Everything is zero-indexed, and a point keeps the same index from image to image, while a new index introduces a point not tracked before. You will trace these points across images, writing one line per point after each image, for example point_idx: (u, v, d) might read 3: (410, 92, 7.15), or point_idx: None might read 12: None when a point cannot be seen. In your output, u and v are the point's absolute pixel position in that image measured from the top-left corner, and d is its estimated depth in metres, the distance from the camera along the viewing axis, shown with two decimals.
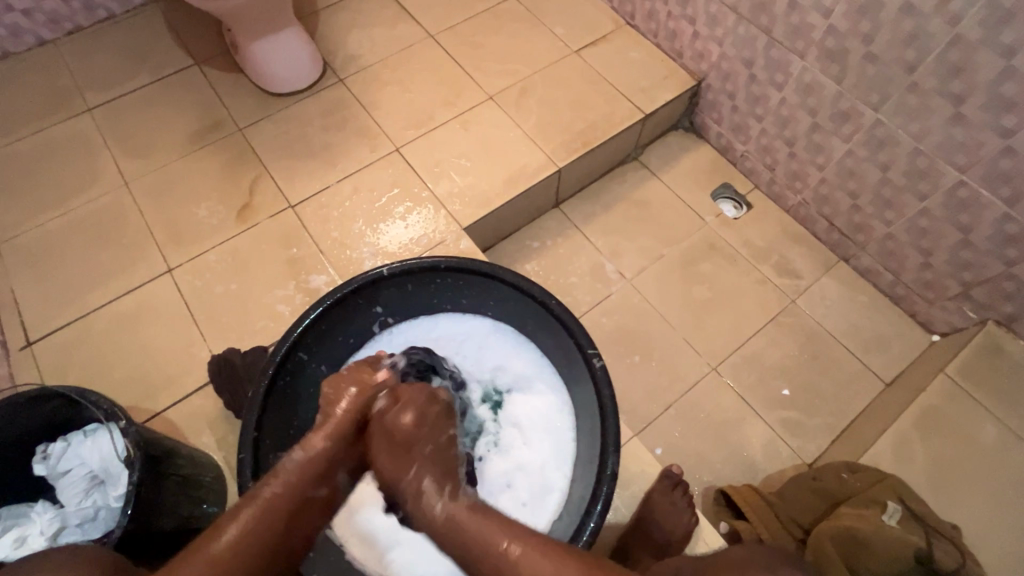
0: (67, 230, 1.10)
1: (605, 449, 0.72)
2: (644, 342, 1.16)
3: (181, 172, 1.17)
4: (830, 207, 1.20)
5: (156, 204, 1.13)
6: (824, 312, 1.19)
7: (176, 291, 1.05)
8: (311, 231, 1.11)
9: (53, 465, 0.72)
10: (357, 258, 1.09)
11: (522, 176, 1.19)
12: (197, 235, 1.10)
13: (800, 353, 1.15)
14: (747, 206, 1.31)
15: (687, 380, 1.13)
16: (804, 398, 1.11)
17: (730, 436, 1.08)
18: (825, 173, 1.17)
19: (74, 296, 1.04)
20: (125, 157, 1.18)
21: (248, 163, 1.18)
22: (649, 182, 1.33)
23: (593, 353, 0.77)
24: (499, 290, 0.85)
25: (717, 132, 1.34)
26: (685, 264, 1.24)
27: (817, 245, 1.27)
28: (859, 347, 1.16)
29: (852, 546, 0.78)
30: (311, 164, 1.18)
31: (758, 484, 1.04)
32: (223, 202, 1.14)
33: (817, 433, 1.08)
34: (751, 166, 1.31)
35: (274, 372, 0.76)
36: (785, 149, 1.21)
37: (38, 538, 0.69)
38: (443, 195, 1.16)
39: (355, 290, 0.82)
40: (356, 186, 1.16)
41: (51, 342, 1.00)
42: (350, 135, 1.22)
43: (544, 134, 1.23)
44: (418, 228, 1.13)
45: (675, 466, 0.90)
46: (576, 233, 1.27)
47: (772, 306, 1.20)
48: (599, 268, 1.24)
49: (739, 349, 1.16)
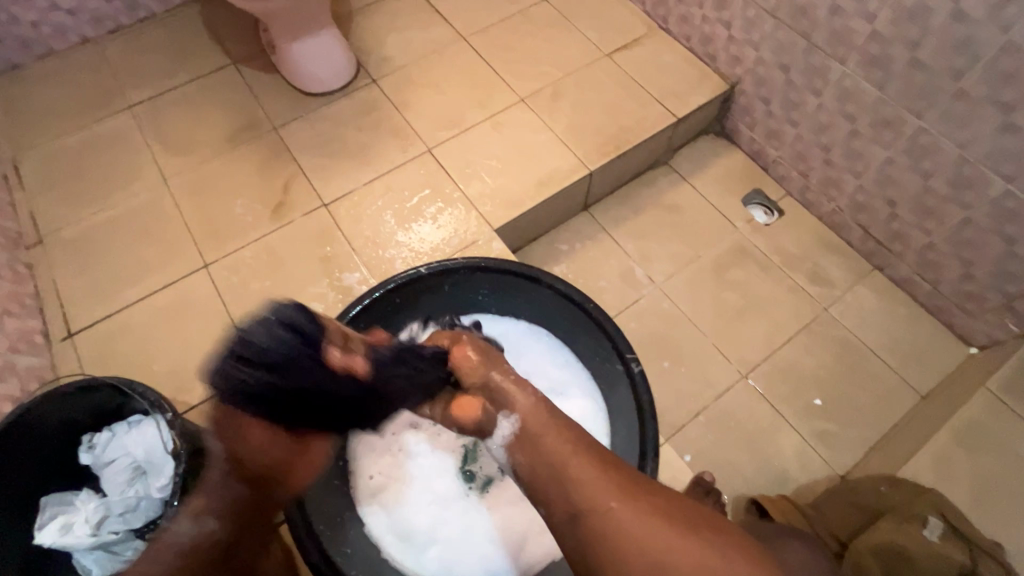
0: (109, 224, 1.12)
1: (645, 454, 0.73)
2: (673, 348, 1.15)
3: (219, 168, 1.19)
4: (866, 214, 1.18)
5: (193, 200, 1.15)
6: (858, 322, 1.17)
7: (211, 286, 1.07)
8: (345, 230, 1.13)
9: (99, 454, 0.74)
10: (389, 258, 1.10)
11: (553, 179, 1.19)
12: (233, 231, 1.12)
13: (833, 363, 1.14)
14: (779, 212, 1.30)
15: (718, 387, 1.12)
16: (836, 409, 1.10)
17: (761, 444, 1.07)
18: (862, 181, 1.15)
19: (113, 289, 1.06)
20: (165, 153, 1.20)
21: (283, 161, 1.19)
22: (680, 186, 1.32)
23: (632, 357, 0.78)
24: (537, 294, 0.86)
25: (749, 137, 1.33)
26: (716, 270, 1.23)
27: (851, 253, 1.25)
28: (895, 358, 1.14)
29: (897, 563, 0.76)
30: (344, 164, 1.20)
31: (789, 494, 1.03)
32: (259, 200, 1.15)
33: (850, 445, 1.06)
34: (784, 172, 1.30)
35: None
36: (820, 156, 1.20)
37: (83, 526, 0.70)
38: (475, 196, 1.17)
39: (393, 290, 0.83)
40: (389, 185, 1.17)
41: (91, 333, 1.02)
42: (383, 135, 1.23)
43: (576, 137, 1.23)
44: (449, 228, 1.13)
45: (707, 474, 0.89)
46: (605, 237, 1.27)
47: (804, 315, 1.18)
48: (629, 272, 1.23)
49: (770, 357, 1.14)
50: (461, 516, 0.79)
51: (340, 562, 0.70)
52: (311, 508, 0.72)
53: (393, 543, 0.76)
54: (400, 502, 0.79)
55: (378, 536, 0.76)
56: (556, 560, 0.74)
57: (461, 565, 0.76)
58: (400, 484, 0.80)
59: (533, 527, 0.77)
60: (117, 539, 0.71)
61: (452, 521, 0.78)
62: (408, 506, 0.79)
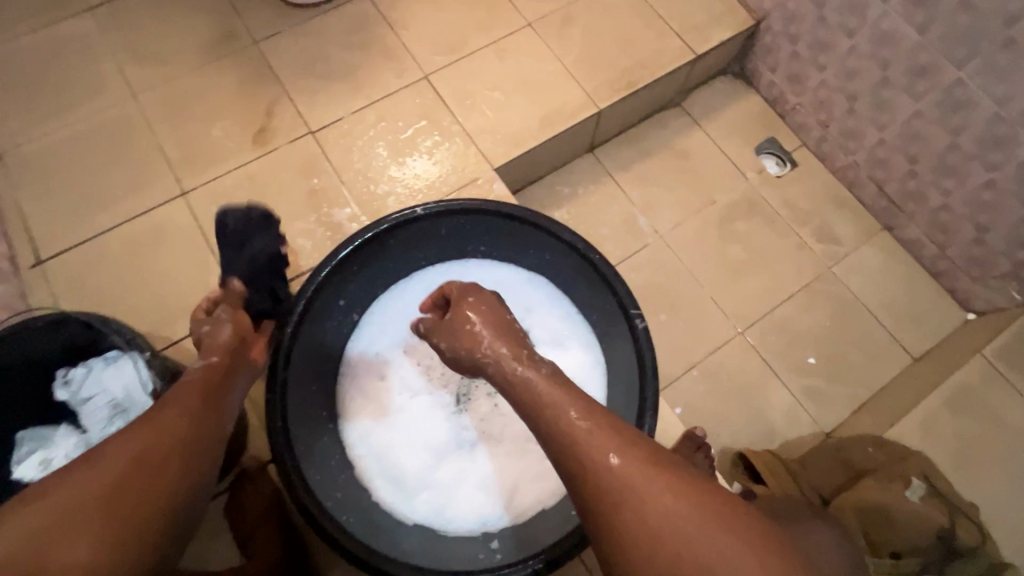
0: (75, 142, 1.03)
1: (643, 412, 0.70)
2: (672, 299, 1.13)
3: (192, 87, 1.08)
4: (884, 170, 1.13)
5: (167, 120, 1.06)
6: (861, 282, 1.15)
7: (190, 215, 1.00)
8: (333, 160, 1.05)
9: (75, 391, 0.70)
10: (380, 194, 1.03)
11: (560, 116, 1.11)
12: (212, 157, 1.04)
13: (830, 322, 1.12)
14: (792, 164, 1.24)
15: (715, 342, 1.10)
16: (829, 368, 1.09)
17: (752, 400, 1.07)
18: (884, 134, 1.09)
19: (83, 214, 0.99)
20: (132, 65, 1.09)
21: (266, 82, 1.09)
22: (691, 131, 1.25)
23: (636, 312, 0.73)
24: (541, 241, 0.80)
25: (769, 81, 1.25)
26: (722, 221, 1.19)
27: (860, 211, 1.21)
28: (892, 320, 1.13)
29: (875, 519, 0.77)
30: (332, 88, 1.09)
31: (775, 448, 1.04)
32: (239, 122, 1.06)
33: (839, 404, 1.07)
34: (801, 120, 1.23)
35: (300, 313, 0.71)
36: (844, 105, 1.13)
37: (63, 462, 0.68)
38: (474, 129, 1.08)
39: (386, 232, 0.76)
40: (382, 115, 1.08)
41: (61, 261, 0.96)
42: (375, 58, 1.12)
43: (586, 70, 1.13)
44: (446, 164, 1.06)
45: (700, 429, 0.86)
46: (610, 181, 1.21)
47: (807, 272, 1.16)
48: (632, 220, 1.18)
49: (769, 314, 1.13)
50: (452, 463, 0.78)
51: (332, 507, 0.68)
52: (297, 448, 0.69)
53: (384, 484, 0.75)
54: (391, 447, 0.78)
55: (370, 478, 0.75)
56: (545, 509, 0.73)
57: (454, 509, 0.75)
58: (391, 430, 0.79)
59: (525, 476, 0.77)
60: None
61: (444, 466, 0.78)
62: (400, 451, 0.78)
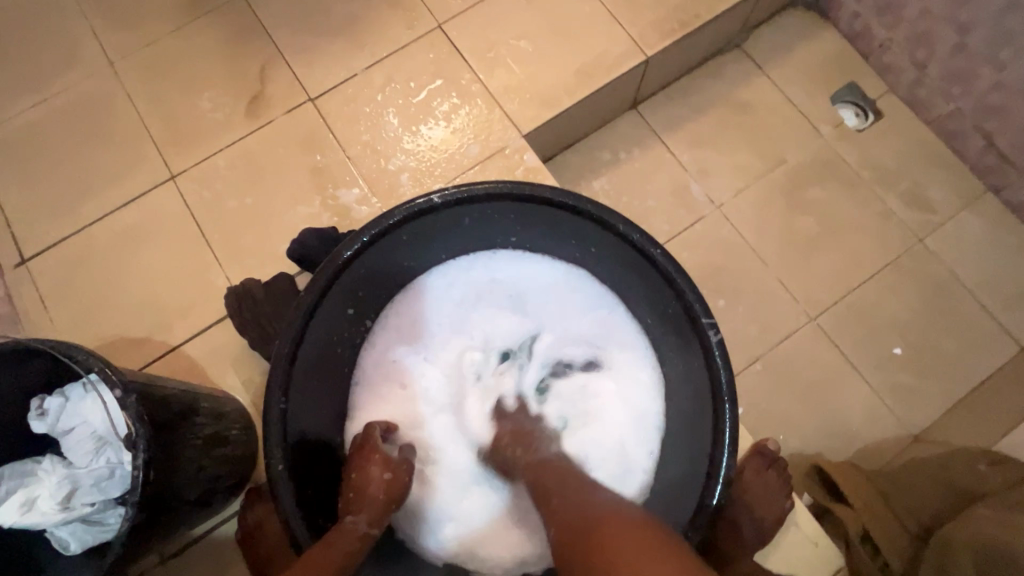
0: (49, 121, 0.91)
1: (718, 448, 0.57)
2: (731, 283, 0.97)
3: (174, 51, 0.94)
4: (998, 119, 0.93)
5: (148, 92, 0.92)
6: (960, 256, 0.97)
7: (181, 203, 0.89)
8: (337, 133, 0.91)
9: (53, 422, 0.61)
10: (392, 172, 0.89)
11: (599, 67, 0.93)
12: (200, 133, 0.91)
13: (921, 305, 0.96)
14: (877, 115, 1.03)
15: (782, 331, 0.95)
16: (917, 359, 0.94)
17: (825, 398, 0.93)
18: (1004, 74, 0.89)
19: (65, 206, 0.88)
20: (105, 28, 0.95)
21: (256, 41, 0.94)
22: (754, 78, 1.05)
23: (709, 321, 0.59)
24: (585, 231, 0.65)
25: (853, 12, 1.03)
26: (791, 188, 1.01)
27: (962, 170, 1.01)
28: (997, 301, 0.95)
29: (994, 562, 0.63)
30: (332, 45, 0.94)
31: (851, 453, 0.91)
32: (229, 92, 0.92)
33: (930, 401, 0.92)
34: (891, 60, 1.02)
35: (300, 329, 0.59)
36: (951, 39, 0.92)
37: (48, 501, 0.59)
38: (498, 88, 0.92)
39: (397, 226, 0.63)
40: (389, 75, 0.93)
41: (46, 259, 0.86)
42: (380, 5, 0.95)
43: (630, 9, 0.94)
44: (467, 133, 0.90)
45: (772, 443, 0.75)
46: (657, 144, 1.03)
47: (894, 246, 0.98)
48: (684, 189, 1.02)
49: (846, 297, 0.97)
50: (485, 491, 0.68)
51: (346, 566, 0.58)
52: (301, 491, 0.58)
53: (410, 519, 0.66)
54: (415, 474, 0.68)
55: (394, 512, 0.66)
56: None
57: (489, 545, 0.66)
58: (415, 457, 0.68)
59: None
60: (95, 509, 0.61)
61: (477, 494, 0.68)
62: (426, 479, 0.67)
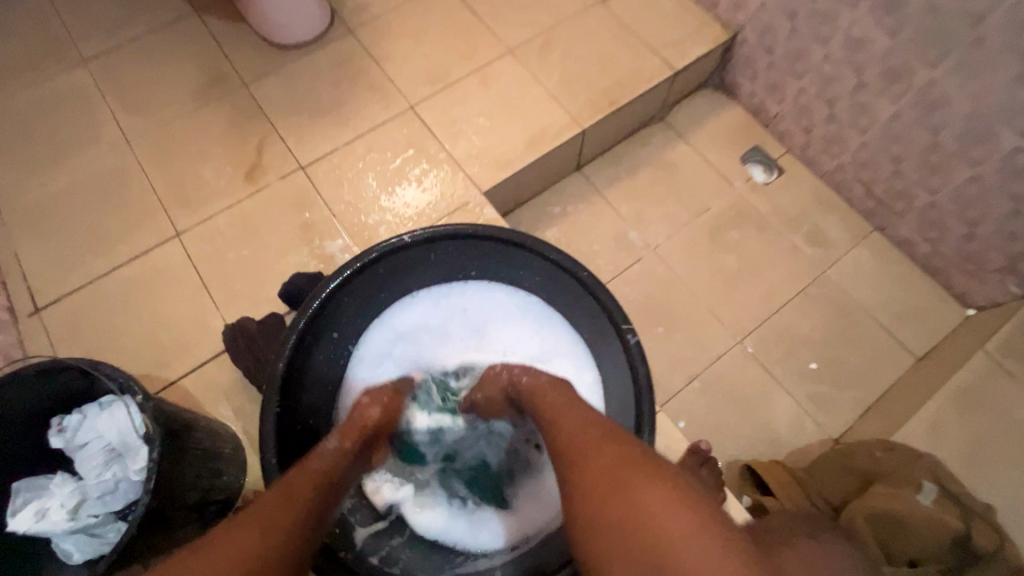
0: (70, 190, 1.05)
1: (640, 429, 0.68)
2: (668, 313, 1.12)
3: (184, 131, 1.10)
4: (869, 171, 1.14)
5: (159, 165, 1.08)
6: (857, 283, 1.15)
7: (184, 256, 1.01)
8: (323, 194, 1.06)
9: (70, 438, 0.70)
10: (371, 225, 1.04)
11: (544, 137, 1.12)
12: (204, 198, 1.05)
13: (829, 325, 1.12)
14: (779, 171, 1.25)
15: (714, 352, 1.09)
16: (830, 372, 1.08)
17: (755, 409, 1.05)
18: (867, 137, 1.10)
19: (79, 262, 1.00)
20: (125, 113, 1.11)
21: (256, 122, 1.11)
22: (676, 144, 1.26)
23: (627, 328, 0.72)
24: (529, 262, 0.79)
25: (750, 91, 1.26)
26: (713, 232, 1.19)
27: (851, 214, 1.21)
28: (892, 320, 1.12)
29: (889, 528, 0.77)
30: (320, 124, 1.12)
31: (782, 457, 1.02)
32: (231, 162, 1.08)
33: (845, 408, 1.06)
34: (784, 128, 1.25)
35: (292, 347, 0.70)
36: (824, 111, 1.15)
37: (58, 511, 0.67)
38: (461, 155, 1.10)
39: (374, 261, 0.76)
40: (369, 146, 1.10)
41: (59, 308, 0.97)
42: (361, 91, 1.15)
43: (567, 92, 1.15)
44: (435, 192, 1.07)
45: (703, 443, 0.85)
46: (599, 198, 1.22)
47: (802, 277, 1.16)
48: (623, 235, 1.19)
49: (766, 322, 1.12)
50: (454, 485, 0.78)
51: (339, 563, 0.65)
52: None
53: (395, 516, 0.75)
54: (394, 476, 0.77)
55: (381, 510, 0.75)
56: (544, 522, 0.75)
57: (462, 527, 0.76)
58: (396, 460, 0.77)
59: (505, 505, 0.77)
60: (98, 521, 0.69)
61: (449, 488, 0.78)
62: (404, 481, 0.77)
